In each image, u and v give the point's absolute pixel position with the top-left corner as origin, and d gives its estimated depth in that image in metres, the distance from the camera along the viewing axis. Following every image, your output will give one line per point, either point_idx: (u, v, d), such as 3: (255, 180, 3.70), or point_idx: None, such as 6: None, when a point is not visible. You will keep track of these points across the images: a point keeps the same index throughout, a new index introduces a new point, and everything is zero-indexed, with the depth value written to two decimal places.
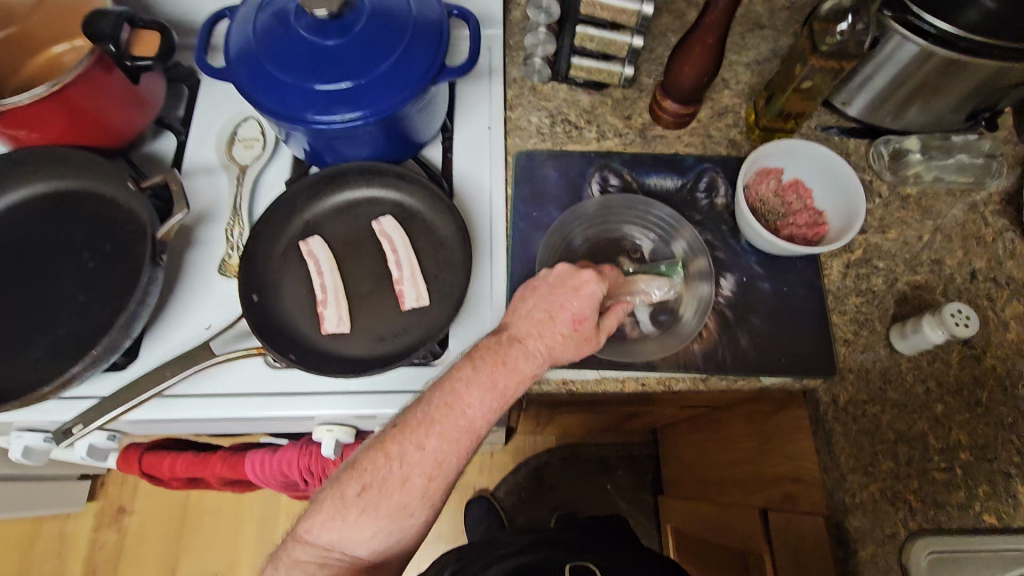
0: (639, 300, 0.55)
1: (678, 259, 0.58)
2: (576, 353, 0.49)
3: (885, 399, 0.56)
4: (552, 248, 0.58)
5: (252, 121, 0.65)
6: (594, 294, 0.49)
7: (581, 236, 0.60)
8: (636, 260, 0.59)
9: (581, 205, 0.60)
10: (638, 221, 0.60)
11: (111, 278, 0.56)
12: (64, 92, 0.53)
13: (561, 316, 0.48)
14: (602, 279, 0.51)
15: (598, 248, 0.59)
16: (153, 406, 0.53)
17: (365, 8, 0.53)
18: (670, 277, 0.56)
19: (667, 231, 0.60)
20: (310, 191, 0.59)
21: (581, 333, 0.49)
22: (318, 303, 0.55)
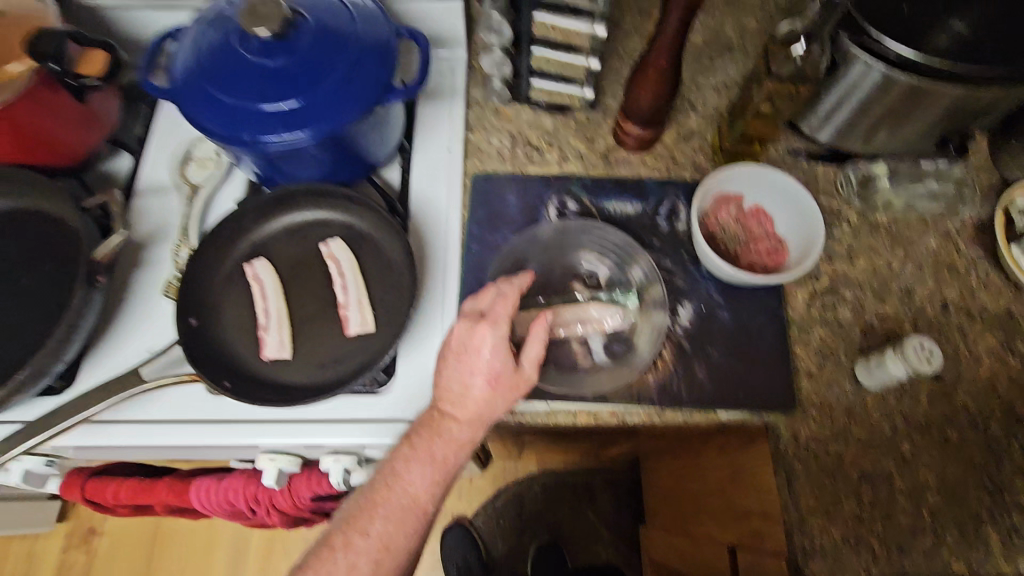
0: (590, 328, 0.55)
1: (635, 287, 0.57)
2: (507, 404, 0.48)
3: (849, 437, 0.53)
4: (504, 273, 0.57)
5: (208, 141, 0.64)
6: (494, 343, 0.48)
7: (536, 263, 0.58)
8: (591, 286, 0.57)
9: (536, 229, 0.59)
10: (594, 246, 0.59)
11: (47, 299, 0.55)
12: (7, 111, 0.53)
13: (475, 380, 0.47)
14: (499, 325, 0.48)
15: (554, 277, 0.58)
16: (84, 432, 0.52)
17: (311, 28, 0.53)
18: (623, 304, 0.55)
19: (625, 256, 0.58)
20: (258, 213, 0.58)
21: (505, 384, 0.48)
22: (260, 327, 0.53)
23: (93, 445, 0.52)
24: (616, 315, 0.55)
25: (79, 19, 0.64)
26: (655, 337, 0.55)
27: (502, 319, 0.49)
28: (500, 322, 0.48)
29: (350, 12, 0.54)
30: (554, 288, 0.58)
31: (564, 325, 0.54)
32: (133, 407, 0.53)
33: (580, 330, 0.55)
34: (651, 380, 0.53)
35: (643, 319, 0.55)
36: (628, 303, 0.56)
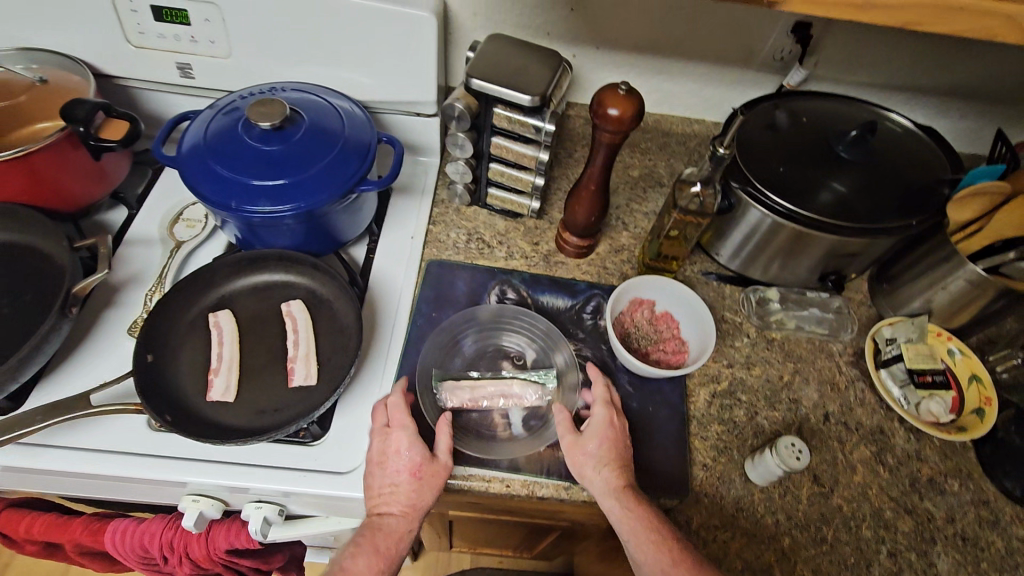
0: (511, 403, 0.61)
1: (557, 370, 0.63)
2: (434, 492, 0.53)
3: (604, 492, 0.54)
4: (442, 345, 0.64)
5: (200, 205, 0.73)
6: (408, 440, 0.54)
7: (474, 340, 0.66)
8: (518, 365, 0.65)
9: (475, 310, 0.67)
10: (525, 331, 0.66)
11: (20, 325, 0.60)
12: (30, 157, 0.61)
13: (398, 475, 0.53)
14: (406, 432, 0.54)
15: (487, 354, 0.65)
16: (21, 453, 0.54)
17: (306, 126, 0.64)
18: (543, 384, 0.62)
19: (554, 343, 0.65)
20: (231, 270, 0.65)
21: (426, 472, 0.53)
22: (212, 370, 0.59)
23: (24, 467, 0.54)
24: (536, 394, 0.61)
25: (112, 94, 0.76)
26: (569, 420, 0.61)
27: (406, 421, 0.55)
28: (406, 423, 0.55)
29: (341, 117, 0.66)
30: (486, 363, 0.65)
31: (488, 398, 0.60)
32: (74, 432, 0.56)
33: (502, 404, 0.61)
34: (560, 455, 0.59)
35: (561, 397, 0.62)
36: (549, 385, 0.62)
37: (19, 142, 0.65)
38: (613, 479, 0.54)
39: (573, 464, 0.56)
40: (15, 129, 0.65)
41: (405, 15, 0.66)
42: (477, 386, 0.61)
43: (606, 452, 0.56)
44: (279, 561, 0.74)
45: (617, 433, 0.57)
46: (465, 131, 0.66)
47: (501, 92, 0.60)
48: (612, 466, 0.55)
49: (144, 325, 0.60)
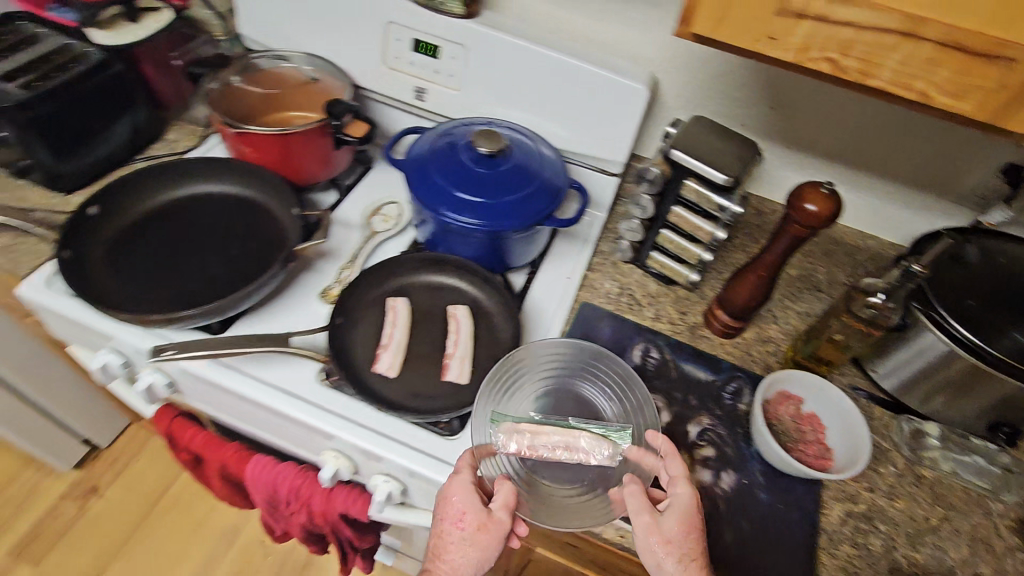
0: (580, 459, 0.59)
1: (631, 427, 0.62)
2: (481, 550, 0.52)
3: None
4: (510, 380, 0.64)
5: (397, 205, 0.83)
6: (462, 489, 0.54)
7: (539, 382, 0.65)
8: (589, 415, 0.64)
9: (539, 346, 0.66)
10: (594, 379, 0.66)
11: (243, 266, 0.70)
12: (288, 137, 0.74)
13: (449, 522, 0.53)
14: (464, 478, 0.55)
15: (557, 398, 0.65)
16: (218, 370, 0.63)
17: (514, 158, 0.72)
18: (614, 440, 0.60)
19: (629, 399, 0.64)
20: (415, 265, 0.73)
21: (472, 525, 0.52)
22: (381, 346, 0.65)
23: (216, 382, 0.63)
24: (606, 449, 0.59)
25: None
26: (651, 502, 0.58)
27: (464, 468, 0.55)
28: (463, 470, 0.55)
29: (544, 159, 0.74)
30: (552, 410, 0.64)
31: (550, 447, 0.59)
32: (261, 366, 0.64)
33: (568, 457, 0.59)
34: None
35: (638, 460, 0.58)
36: (621, 442, 0.60)
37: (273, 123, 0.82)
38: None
39: (649, 554, 0.52)
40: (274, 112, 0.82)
41: (622, 86, 0.74)
42: (539, 433, 0.59)
43: (688, 544, 0.52)
44: (364, 545, 0.77)
45: (699, 523, 0.53)
46: (651, 195, 0.71)
47: (698, 165, 0.65)
48: (690, 561, 0.51)
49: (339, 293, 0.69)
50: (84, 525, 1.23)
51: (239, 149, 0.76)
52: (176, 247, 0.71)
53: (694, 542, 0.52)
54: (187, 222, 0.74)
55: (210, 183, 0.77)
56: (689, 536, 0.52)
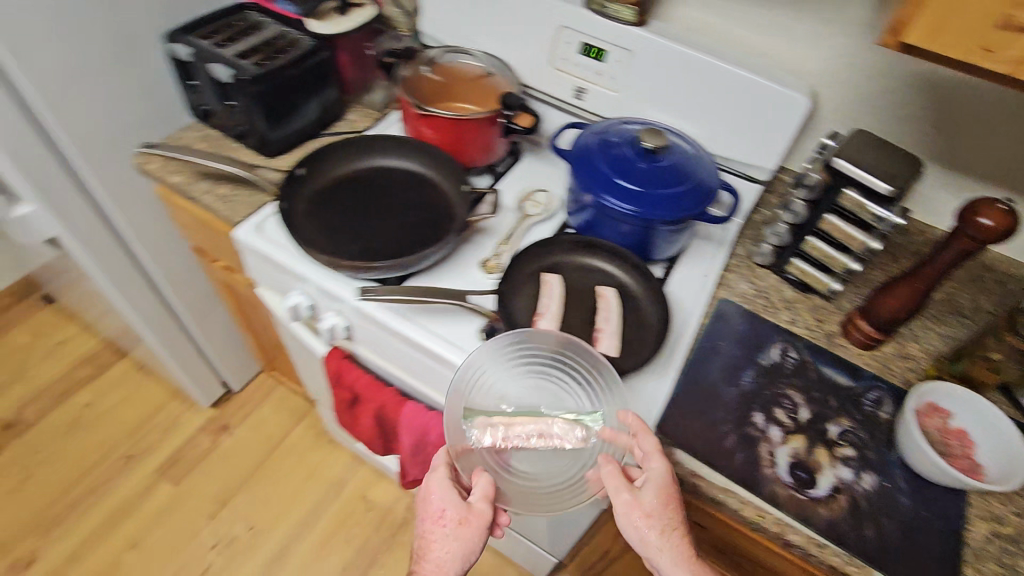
0: (558, 444, 0.66)
1: (603, 411, 0.67)
2: (462, 539, 0.59)
3: (660, 554, 0.57)
4: (481, 375, 0.68)
5: (546, 194, 0.90)
6: (442, 486, 0.63)
7: (510, 375, 0.69)
8: (561, 401, 0.69)
9: (506, 338, 0.67)
10: (565, 365, 0.68)
11: (418, 231, 0.79)
12: (463, 122, 0.83)
13: (435, 513, 0.61)
14: (443, 477, 0.64)
15: (530, 385, 0.69)
16: (396, 317, 0.72)
17: (674, 156, 0.77)
18: (587, 424, 0.66)
19: (602, 387, 0.67)
20: (569, 247, 0.79)
21: (453, 516, 0.60)
22: (539, 314, 0.71)
23: (393, 328, 0.72)
24: (580, 433, 0.66)
25: None
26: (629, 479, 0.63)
27: (440, 466, 0.64)
28: (440, 469, 0.64)
29: (701, 160, 0.78)
30: (528, 397, 0.69)
31: (525, 436, 0.65)
32: (430, 319, 0.73)
33: (545, 443, 0.66)
34: (822, 511, 0.60)
35: (610, 440, 0.64)
36: (593, 425, 0.66)
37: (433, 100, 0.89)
38: (681, 547, 0.57)
39: (634, 529, 0.57)
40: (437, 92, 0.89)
41: (783, 98, 0.77)
42: (512, 425, 0.66)
43: (667, 514, 0.57)
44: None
45: (674, 493, 0.58)
46: (805, 200, 0.74)
47: (861, 175, 0.67)
48: (672, 531, 0.57)
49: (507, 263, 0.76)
50: (216, 456, 1.38)
51: (419, 129, 0.86)
52: (361, 208, 0.81)
53: (672, 510, 0.58)
54: (370, 188, 0.84)
55: (389, 156, 0.87)
56: (666, 505, 0.58)
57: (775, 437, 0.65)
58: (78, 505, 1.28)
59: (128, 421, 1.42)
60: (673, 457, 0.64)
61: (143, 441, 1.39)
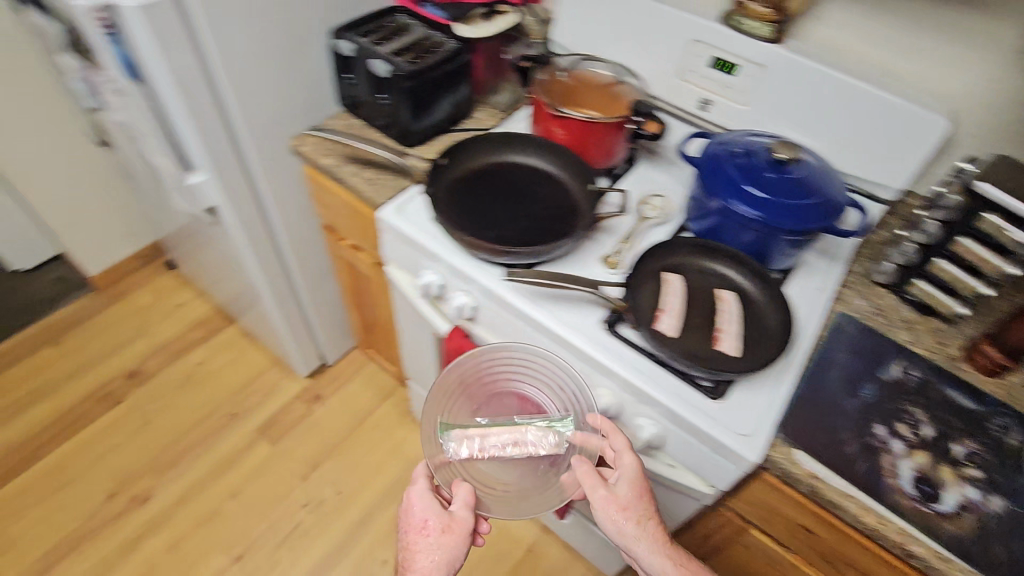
0: (530, 451, 0.78)
1: (573, 416, 0.80)
2: (448, 542, 0.70)
3: (634, 539, 0.69)
4: (456, 386, 0.84)
5: (664, 198, 0.94)
6: (424, 497, 0.74)
7: (484, 390, 0.85)
8: (534, 412, 0.83)
9: (476, 354, 0.83)
10: (535, 377, 0.82)
11: (546, 224, 0.85)
12: (591, 124, 0.88)
13: (421, 522, 0.72)
14: (424, 490, 0.75)
15: (503, 401, 0.85)
16: (525, 302, 0.79)
17: (805, 168, 0.79)
18: (559, 430, 0.79)
19: (567, 397, 0.80)
20: (690, 249, 0.82)
21: (440, 524, 0.71)
22: (661, 310, 0.75)
23: (523, 311, 0.78)
24: (552, 438, 0.79)
25: None
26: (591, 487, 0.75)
27: (422, 479, 0.76)
28: (422, 481, 0.76)
29: (830, 175, 0.80)
30: (499, 413, 0.84)
31: (499, 446, 0.78)
32: (556, 307, 0.78)
33: (518, 451, 0.78)
34: (946, 525, 0.61)
35: (584, 443, 0.75)
36: (564, 430, 0.79)
37: (558, 96, 0.93)
38: (653, 531, 0.69)
39: (614, 522, 0.69)
40: (563, 90, 0.94)
41: (922, 118, 0.78)
42: (487, 437, 0.79)
43: (638, 504, 0.69)
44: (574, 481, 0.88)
45: (643, 486, 0.70)
46: (938, 220, 0.74)
47: (1006, 201, 0.67)
48: (646, 519, 0.69)
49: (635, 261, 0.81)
50: (309, 423, 1.48)
51: (549, 129, 0.92)
52: (494, 199, 0.87)
53: (645, 501, 0.70)
54: (502, 182, 0.90)
55: (520, 154, 0.93)
56: (638, 496, 0.70)
57: (897, 450, 0.66)
58: (190, 452, 1.41)
59: (232, 383, 1.54)
60: (792, 458, 0.65)
61: (247, 401, 1.51)
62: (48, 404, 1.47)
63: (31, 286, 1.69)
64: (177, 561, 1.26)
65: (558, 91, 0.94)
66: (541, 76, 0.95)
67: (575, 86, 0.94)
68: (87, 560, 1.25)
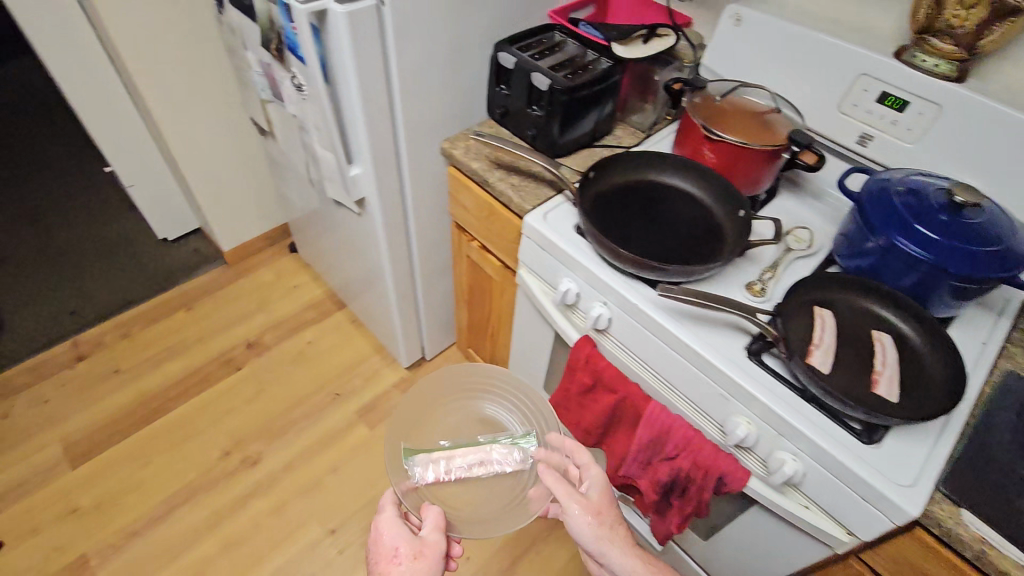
0: (496, 468, 0.89)
1: (532, 431, 0.93)
2: (422, 565, 0.75)
3: (607, 541, 0.76)
4: (424, 411, 0.97)
5: (808, 231, 0.92)
6: (393, 525, 0.80)
7: (451, 413, 0.97)
8: (500, 431, 0.95)
9: (460, 369, 0.99)
10: (496, 400, 0.98)
11: (691, 246, 0.85)
12: (745, 150, 0.88)
13: (394, 549, 0.77)
14: (393, 516, 0.82)
15: (469, 423, 0.96)
16: (667, 319, 0.79)
17: (985, 214, 0.75)
18: (519, 445, 0.91)
19: (529, 419, 0.95)
20: (844, 285, 0.80)
21: (414, 550, 0.77)
22: (813, 344, 0.73)
23: (664, 328, 0.79)
24: (516, 454, 0.89)
25: None
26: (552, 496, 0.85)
27: (388, 507, 0.83)
28: (388, 509, 0.83)
29: (1012, 224, 0.75)
30: (463, 436, 0.94)
31: (467, 466, 0.88)
32: (699, 328, 0.78)
33: (484, 470, 0.88)
34: None
35: (544, 458, 0.86)
36: (527, 446, 0.91)
37: (708, 117, 0.93)
38: (620, 534, 0.78)
39: (587, 528, 0.76)
40: (713, 113, 0.94)
41: None
42: (451, 459, 0.88)
43: (605, 508, 0.79)
44: (689, 509, 0.85)
45: (605, 493, 0.81)
46: None
47: None
48: (614, 524, 0.78)
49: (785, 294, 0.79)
50: None
51: (699, 151, 0.93)
52: (639, 215, 0.89)
53: (610, 508, 0.79)
54: (647, 199, 0.91)
55: (666, 173, 0.93)
56: (604, 499, 0.80)
57: None
58: (296, 424, 1.50)
59: (336, 365, 1.64)
60: (958, 518, 0.62)
61: (350, 383, 1.60)
62: (179, 361, 1.61)
63: (173, 254, 1.88)
64: (279, 525, 1.34)
65: (709, 112, 0.94)
66: (695, 98, 0.96)
67: (726, 110, 0.94)
68: (201, 510, 1.35)
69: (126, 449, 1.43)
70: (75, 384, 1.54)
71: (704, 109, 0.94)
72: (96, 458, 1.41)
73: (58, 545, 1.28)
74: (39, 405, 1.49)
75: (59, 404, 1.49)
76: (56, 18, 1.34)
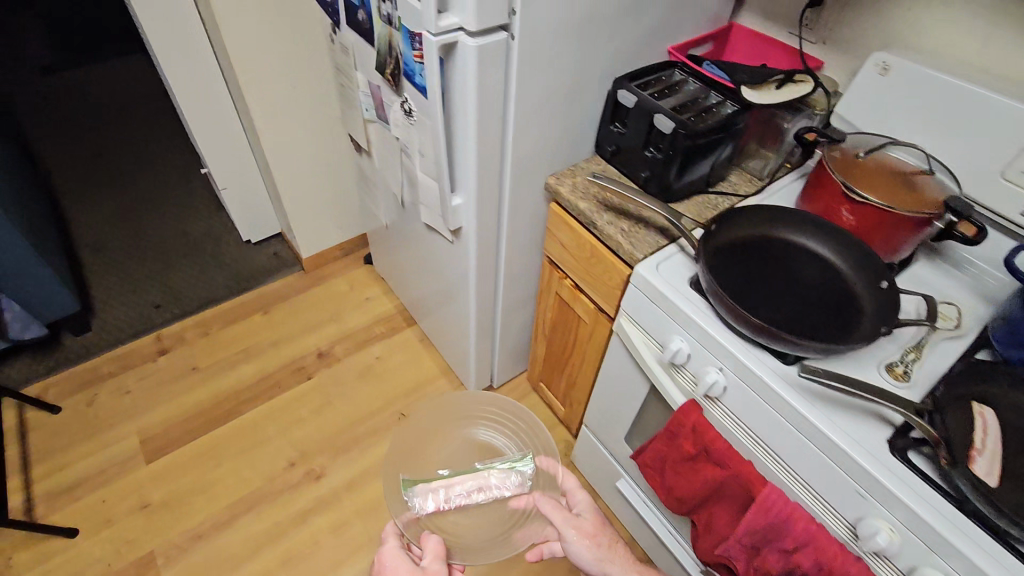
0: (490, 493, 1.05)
1: (524, 455, 1.11)
2: None
3: (610, 564, 0.82)
4: (433, 440, 1.18)
5: (953, 307, 0.83)
6: (394, 553, 0.86)
7: (457, 442, 1.18)
8: (497, 455, 1.15)
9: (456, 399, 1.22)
10: (491, 428, 1.19)
11: (824, 316, 0.77)
12: (894, 215, 0.80)
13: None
14: (396, 543, 0.88)
15: (471, 453, 1.16)
16: (798, 399, 0.71)
17: None
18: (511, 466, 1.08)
19: (519, 444, 1.15)
20: (1009, 380, 0.71)
21: None
22: (975, 449, 0.64)
23: (795, 409, 0.71)
24: (513, 478, 1.06)
25: None
26: (538, 532, 1.01)
27: (390, 536, 0.89)
28: (390, 538, 0.89)
29: None
30: (463, 465, 1.14)
31: (466, 491, 1.04)
32: (834, 413, 0.70)
33: (480, 495, 1.04)
34: None
35: (537, 478, 1.07)
36: (522, 469, 1.07)
37: (849, 175, 0.86)
38: (622, 556, 0.84)
39: (590, 552, 0.83)
40: (854, 170, 0.86)
41: None
42: (449, 488, 1.05)
43: (599, 534, 0.86)
44: None
45: (599, 518, 0.90)
46: None
47: None
48: (615, 545, 0.85)
49: (926, 389, 0.72)
50: None
51: (836, 212, 0.85)
52: (763, 276, 0.81)
53: (605, 532, 0.87)
54: (770, 258, 0.84)
55: (792, 231, 0.86)
56: (601, 520, 0.90)
57: None
58: (361, 442, 1.49)
59: (403, 383, 1.62)
60: None
61: (415, 404, 1.58)
62: (253, 365, 1.63)
63: (255, 257, 1.92)
64: (337, 545, 1.32)
65: (849, 169, 0.86)
66: (833, 153, 0.88)
67: (867, 168, 0.87)
68: (264, 520, 1.35)
69: (198, 449, 1.46)
70: (156, 378, 1.59)
71: (843, 166, 0.87)
72: (170, 455, 1.44)
73: (129, 539, 1.30)
74: (121, 396, 1.54)
75: (139, 397, 1.54)
76: (177, 28, 1.40)
